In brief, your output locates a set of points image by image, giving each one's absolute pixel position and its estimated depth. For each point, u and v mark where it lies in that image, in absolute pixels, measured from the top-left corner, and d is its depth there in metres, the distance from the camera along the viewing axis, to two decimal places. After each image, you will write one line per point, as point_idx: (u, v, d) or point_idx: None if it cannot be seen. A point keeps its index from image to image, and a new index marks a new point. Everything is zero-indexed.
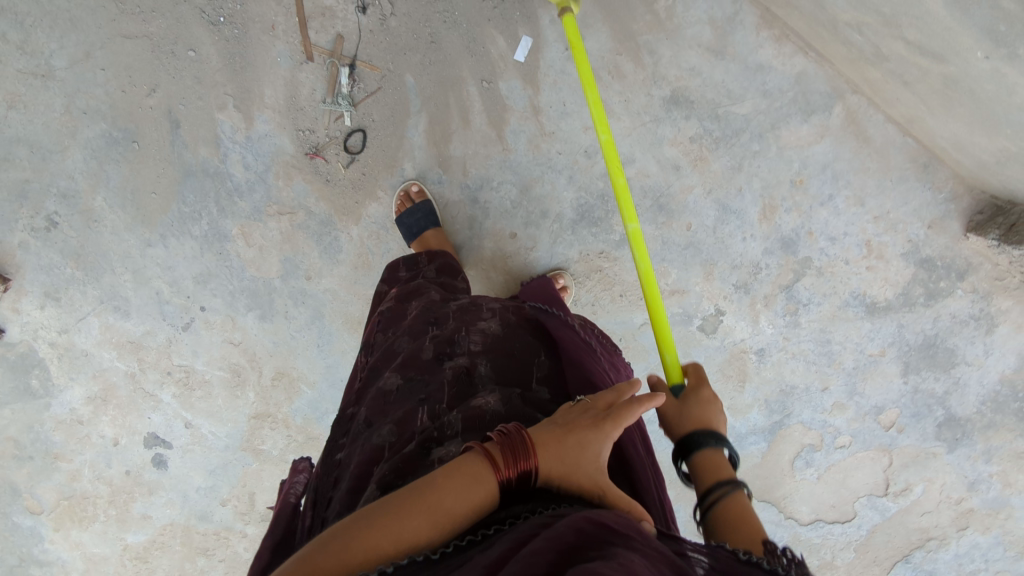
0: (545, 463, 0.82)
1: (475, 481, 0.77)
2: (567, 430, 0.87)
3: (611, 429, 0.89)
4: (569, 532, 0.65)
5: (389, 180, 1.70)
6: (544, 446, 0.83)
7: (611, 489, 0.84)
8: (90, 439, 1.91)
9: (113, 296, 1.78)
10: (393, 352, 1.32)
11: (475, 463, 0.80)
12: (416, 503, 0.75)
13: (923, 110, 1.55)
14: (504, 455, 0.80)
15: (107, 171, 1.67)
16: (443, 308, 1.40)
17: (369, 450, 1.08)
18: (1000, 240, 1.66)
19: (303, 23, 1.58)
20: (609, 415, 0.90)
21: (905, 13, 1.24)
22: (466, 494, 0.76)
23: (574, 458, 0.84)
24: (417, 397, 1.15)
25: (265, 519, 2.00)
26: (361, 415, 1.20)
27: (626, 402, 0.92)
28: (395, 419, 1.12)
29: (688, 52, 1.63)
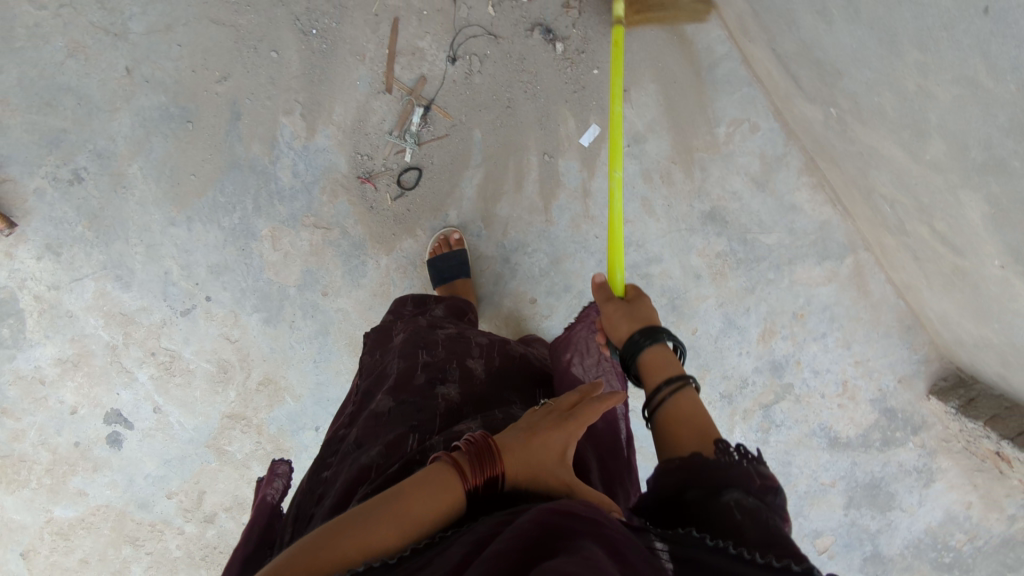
0: (510, 466, 0.84)
1: (445, 489, 0.79)
2: (529, 436, 0.89)
3: (573, 429, 0.94)
4: (532, 529, 0.65)
5: (431, 221, 1.74)
6: (509, 452, 0.85)
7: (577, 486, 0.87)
8: (46, 402, 1.81)
9: (118, 264, 1.72)
10: (384, 376, 1.27)
11: (444, 471, 0.82)
12: (386, 511, 0.76)
13: (923, 283, 1.70)
14: (471, 464, 0.82)
15: (151, 142, 1.64)
16: (432, 334, 1.37)
17: (357, 469, 1.02)
18: (957, 408, 1.83)
19: (392, 56, 1.63)
20: (572, 416, 0.95)
21: (941, 208, 1.38)
22: (436, 501, 0.78)
23: (538, 463, 0.86)
24: (408, 423, 1.10)
25: (207, 521, 1.93)
26: (350, 437, 1.14)
27: (587, 409, 0.98)
28: (384, 440, 1.07)
29: (734, 177, 1.75)
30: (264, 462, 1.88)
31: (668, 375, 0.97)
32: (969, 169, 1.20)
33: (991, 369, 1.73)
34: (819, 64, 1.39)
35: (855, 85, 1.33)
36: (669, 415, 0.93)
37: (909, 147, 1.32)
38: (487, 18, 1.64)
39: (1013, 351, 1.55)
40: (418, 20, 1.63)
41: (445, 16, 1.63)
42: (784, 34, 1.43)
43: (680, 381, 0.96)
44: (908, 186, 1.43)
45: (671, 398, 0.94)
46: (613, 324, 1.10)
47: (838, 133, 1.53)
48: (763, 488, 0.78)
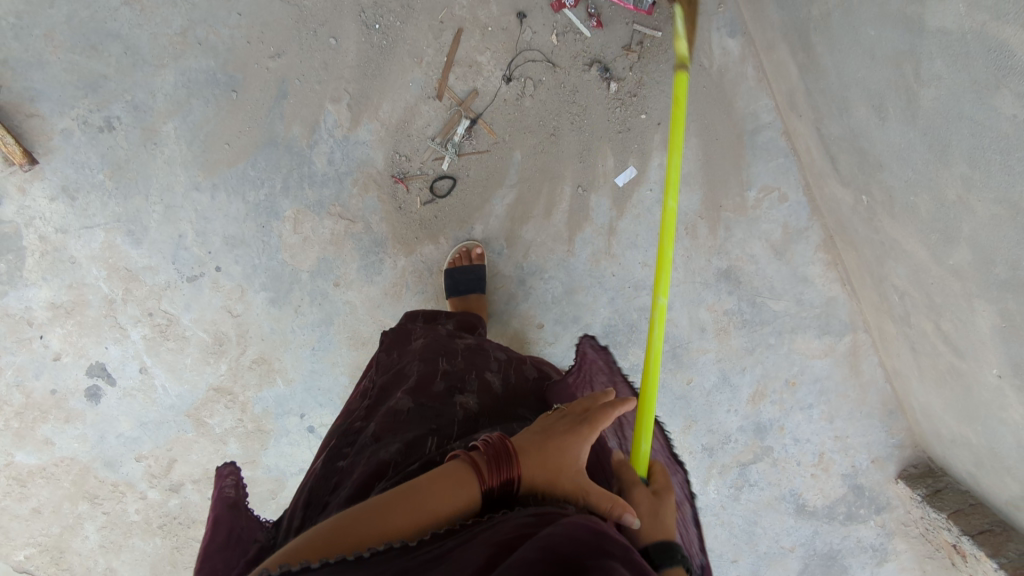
0: (526, 469, 0.80)
1: (459, 486, 0.76)
2: (545, 438, 0.84)
3: (587, 432, 0.87)
4: (563, 540, 0.63)
5: (456, 231, 1.74)
6: (526, 453, 0.81)
7: (592, 496, 0.82)
8: (30, 344, 1.76)
9: (133, 219, 1.69)
10: (402, 376, 1.19)
11: (460, 469, 0.78)
12: (401, 504, 0.73)
13: (914, 375, 1.72)
14: (487, 463, 0.78)
15: (192, 104, 1.65)
16: (452, 343, 1.31)
17: (373, 465, 0.94)
18: (923, 497, 1.83)
19: (449, 65, 1.66)
20: (586, 419, 0.88)
21: (951, 309, 1.40)
22: (449, 496, 0.75)
23: (553, 469, 0.81)
24: (428, 426, 1.02)
25: (172, 491, 1.88)
26: (367, 430, 1.06)
27: (602, 407, 0.89)
28: (404, 439, 0.99)
29: (755, 242, 1.78)
30: (243, 440, 1.85)
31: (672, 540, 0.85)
32: (990, 282, 1.24)
33: (964, 467, 1.70)
34: (862, 154, 1.43)
35: (893, 180, 1.37)
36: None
37: (934, 249, 1.35)
38: (549, 45, 1.66)
39: (990, 455, 1.55)
40: (482, 34, 1.65)
41: (507, 36, 1.66)
42: (832, 117, 1.47)
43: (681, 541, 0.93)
44: (922, 283, 1.46)
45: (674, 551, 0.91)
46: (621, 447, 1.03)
47: (864, 219, 1.56)
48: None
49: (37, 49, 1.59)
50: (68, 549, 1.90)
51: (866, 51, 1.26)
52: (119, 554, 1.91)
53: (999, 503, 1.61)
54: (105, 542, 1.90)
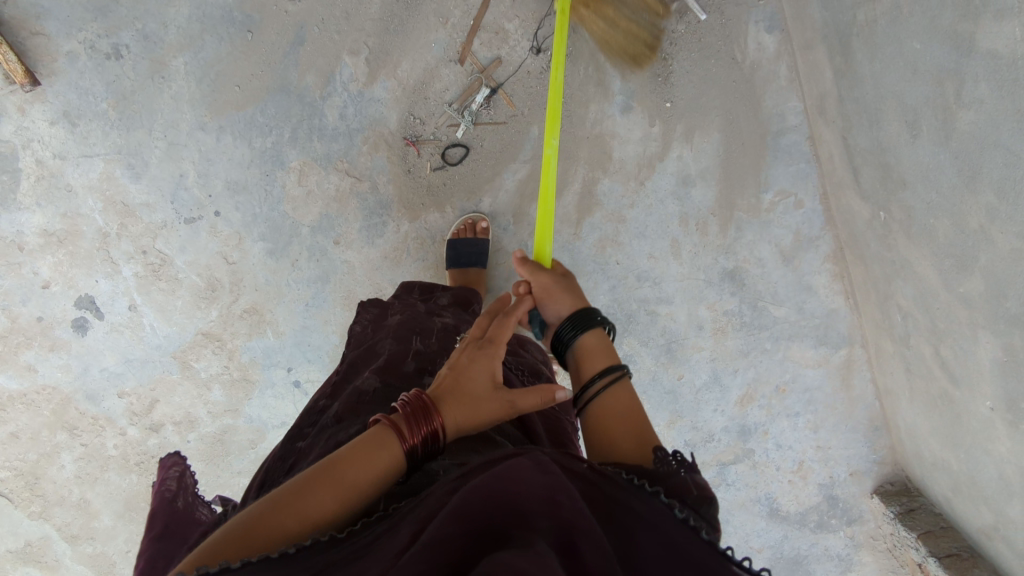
0: (448, 411, 0.79)
1: (377, 448, 0.73)
2: (454, 373, 0.85)
3: (494, 352, 0.88)
4: (480, 499, 0.60)
5: (463, 201, 1.71)
6: (443, 398, 0.80)
7: (521, 404, 0.83)
8: (19, 270, 1.72)
9: (134, 153, 1.65)
10: (373, 354, 1.15)
11: (378, 432, 0.75)
12: (320, 480, 0.70)
13: (904, 395, 1.69)
14: (406, 420, 0.76)
15: (204, 41, 1.59)
16: (428, 322, 1.26)
17: (332, 445, 0.91)
18: (896, 515, 1.81)
19: (475, 29, 1.59)
20: (488, 342, 0.89)
21: (953, 336, 1.37)
22: (370, 461, 0.72)
23: (474, 399, 0.81)
24: (392, 407, 0.99)
25: (152, 430, 1.87)
26: (331, 410, 1.03)
27: (498, 325, 0.92)
28: (365, 421, 0.95)
29: (764, 245, 1.75)
30: (227, 387, 1.83)
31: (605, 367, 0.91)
32: (999, 315, 1.21)
33: (940, 489, 1.68)
34: (886, 169, 1.39)
35: (914, 200, 1.34)
36: (603, 412, 0.87)
37: (945, 274, 1.32)
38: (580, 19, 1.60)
39: (968, 483, 1.52)
40: (513, 1, 1.59)
41: (538, 5, 1.59)
42: (861, 128, 1.43)
43: (616, 371, 0.89)
44: (928, 306, 1.42)
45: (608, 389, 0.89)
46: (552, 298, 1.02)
47: (878, 235, 1.52)
48: (701, 498, 0.71)
49: None
50: (43, 477, 1.89)
51: (908, 64, 1.22)
52: (93, 486, 1.91)
53: (968, 528, 1.58)
54: (80, 473, 1.90)
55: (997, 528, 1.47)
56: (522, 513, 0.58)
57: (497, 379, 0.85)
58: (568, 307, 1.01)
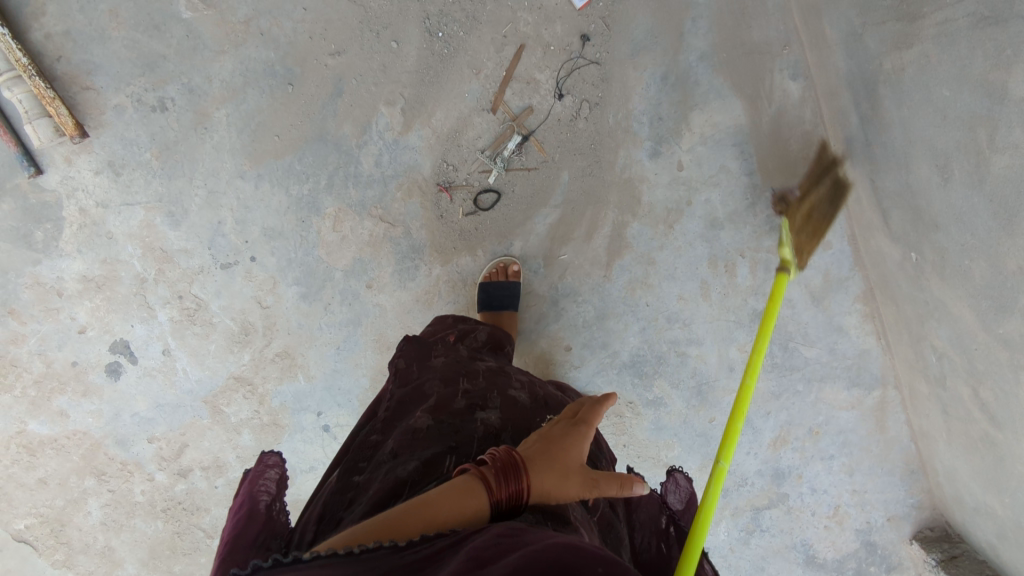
0: (539, 480, 0.75)
1: (467, 495, 0.70)
2: (548, 441, 0.83)
3: (587, 431, 0.86)
4: (564, 547, 0.59)
5: (494, 245, 1.73)
6: (535, 460, 0.77)
7: (603, 487, 0.81)
8: (57, 315, 1.75)
9: (175, 201, 1.69)
10: (420, 392, 1.15)
11: (467, 481, 0.72)
12: (409, 514, 0.68)
13: (941, 437, 1.67)
14: (496, 473, 0.73)
15: (246, 93, 1.65)
16: (473, 364, 1.26)
17: (391, 481, 0.90)
18: (938, 563, 1.74)
19: (507, 79, 1.65)
20: (582, 419, 0.88)
21: (994, 377, 1.36)
22: (458, 505, 0.69)
23: (562, 469, 0.78)
24: (446, 443, 0.98)
25: (181, 475, 1.86)
26: (385, 445, 1.02)
27: (591, 407, 0.90)
28: (422, 457, 0.95)
29: (794, 286, 1.76)
30: (257, 431, 1.83)
31: None
32: None
33: (983, 536, 1.63)
34: (917, 212, 1.40)
35: (948, 242, 1.35)
36: None
37: (983, 315, 1.32)
38: (608, 70, 1.66)
39: (1015, 529, 1.48)
40: (544, 52, 1.64)
41: (569, 56, 1.64)
42: (890, 172, 1.45)
43: None
44: (965, 347, 1.42)
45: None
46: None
47: (910, 276, 1.53)
48: None
49: (100, 23, 1.60)
50: (69, 523, 1.88)
51: (937, 110, 1.25)
52: (119, 533, 1.90)
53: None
54: (107, 519, 1.89)
55: None
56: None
57: (583, 456, 0.83)
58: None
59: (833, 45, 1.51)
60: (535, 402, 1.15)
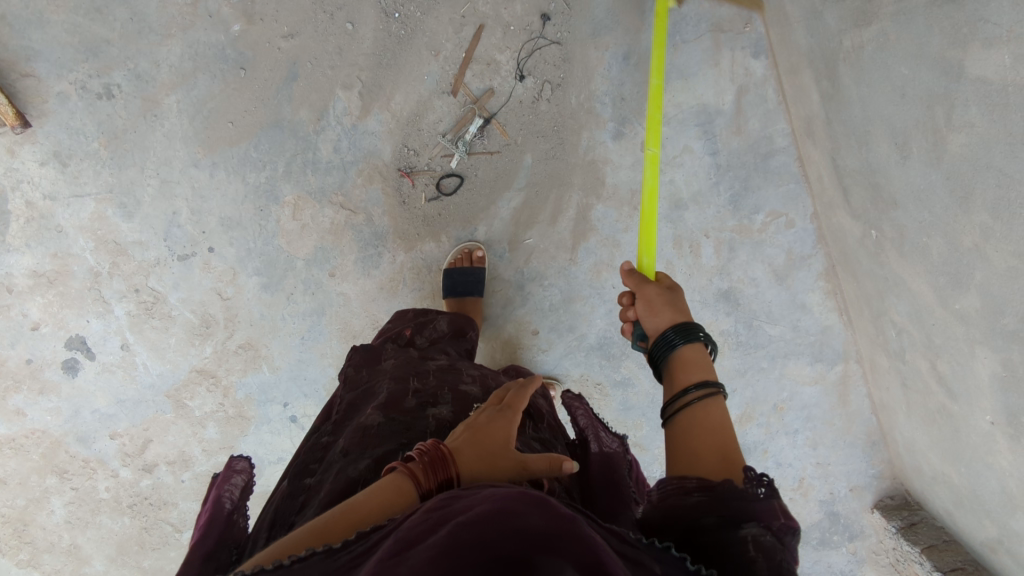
0: (468, 470, 0.73)
1: (394, 498, 0.69)
2: (473, 430, 0.80)
3: (512, 413, 0.83)
4: (490, 521, 0.56)
5: (458, 231, 1.71)
6: (462, 451, 0.75)
7: (534, 466, 0.77)
8: (8, 312, 1.69)
9: (126, 192, 1.63)
10: (371, 394, 1.13)
11: (393, 484, 0.71)
12: (337, 520, 0.68)
13: (901, 409, 1.70)
14: (423, 471, 0.72)
15: (197, 79, 1.59)
16: (425, 362, 1.25)
17: (342, 481, 0.89)
18: (898, 530, 1.80)
19: (467, 61, 1.60)
20: (507, 403, 0.85)
21: (949, 350, 1.39)
22: (386, 509, 0.68)
23: (489, 456, 0.75)
24: (397, 440, 0.97)
25: (147, 470, 1.84)
26: (336, 447, 1.00)
27: (515, 392, 0.88)
28: (373, 455, 0.93)
29: (757, 264, 1.77)
30: (222, 424, 1.82)
31: (703, 379, 0.92)
32: (996, 330, 1.23)
33: (940, 503, 1.68)
34: (877, 189, 1.42)
35: (906, 220, 1.37)
36: (696, 418, 0.88)
37: (940, 291, 1.35)
38: (569, 50, 1.60)
39: (970, 497, 1.52)
40: (504, 33, 1.59)
41: (530, 37, 1.59)
42: (850, 150, 1.47)
43: (713, 388, 0.90)
44: (923, 321, 1.45)
45: (701, 400, 0.89)
46: (653, 309, 1.07)
47: (870, 253, 1.55)
48: (784, 527, 0.72)
49: (38, 6, 1.52)
50: (32, 523, 1.85)
51: (896, 88, 1.24)
52: (84, 531, 1.87)
53: (972, 541, 1.58)
54: (71, 517, 1.86)
55: (1001, 541, 1.44)
56: (533, 540, 0.55)
57: (512, 436, 0.79)
58: (669, 320, 1.04)
59: (794, 23, 1.48)
60: (490, 394, 1.14)
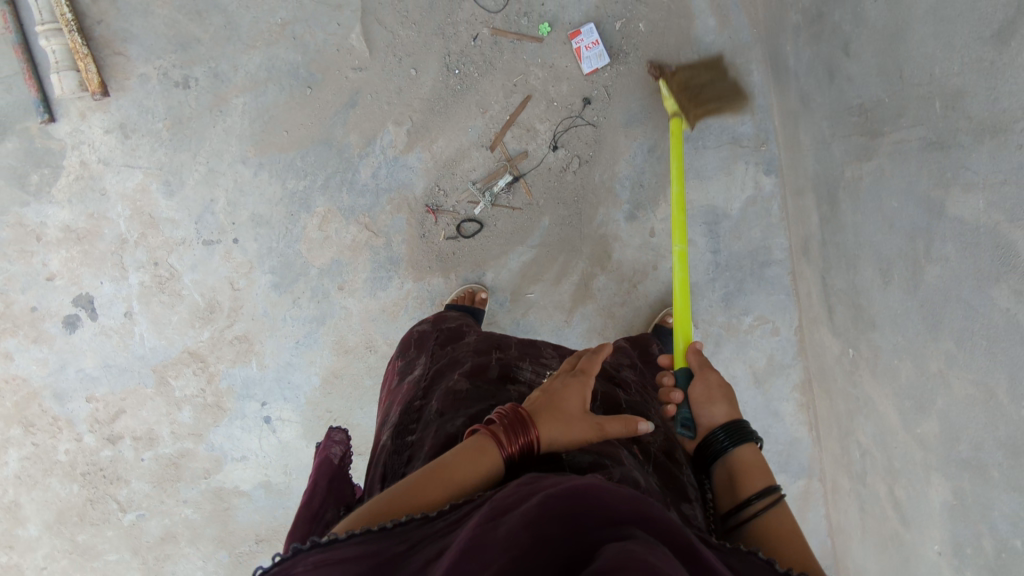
0: (547, 433, 0.86)
1: (480, 453, 0.81)
2: (549, 396, 0.92)
3: (584, 381, 0.96)
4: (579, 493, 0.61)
5: (467, 272, 1.81)
6: (539, 419, 0.87)
7: (609, 428, 0.91)
8: (30, 258, 1.77)
9: (174, 172, 1.76)
10: (456, 361, 1.23)
11: (477, 442, 0.82)
12: (429, 477, 0.78)
13: (857, 534, 1.72)
14: (505, 430, 0.84)
15: (267, 87, 1.73)
16: (504, 338, 1.33)
17: (442, 436, 1.00)
18: None
19: (509, 123, 1.74)
20: (580, 372, 0.98)
21: (906, 475, 1.45)
22: (474, 466, 0.79)
23: (566, 421, 0.88)
24: (487, 402, 1.06)
25: (111, 441, 1.87)
26: (429, 407, 1.11)
27: (586, 359, 1.00)
28: (467, 413, 1.03)
29: (738, 364, 1.89)
30: (198, 409, 1.87)
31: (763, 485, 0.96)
32: (950, 458, 1.30)
33: None
34: (857, 310, 1.53)
35: (883, 342, 1.46)
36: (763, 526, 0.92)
37: (905, 415, 1.42)
38: (603, 133, 1.74)
39: None
40: (547, 106, 1.73)
41: (569, 114, 1.73)
42: (840, 272, 1.59)
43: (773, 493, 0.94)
44: (886, 444, 1.51)
45: (764, 511, 0.93)
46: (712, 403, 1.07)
47: (846, 371, 1.64)
48: None
49: None
50: None
51: (887, 219, 1.36)
52: (30, 490, 1.89)
53: None
54: (22, 474, 1.88)
55: None
56: (624, 518, 0.59)
57: (586, 405, 0.92)
58: (724, 414, 1.05)
59: (805, 150, 1.62)
60: None
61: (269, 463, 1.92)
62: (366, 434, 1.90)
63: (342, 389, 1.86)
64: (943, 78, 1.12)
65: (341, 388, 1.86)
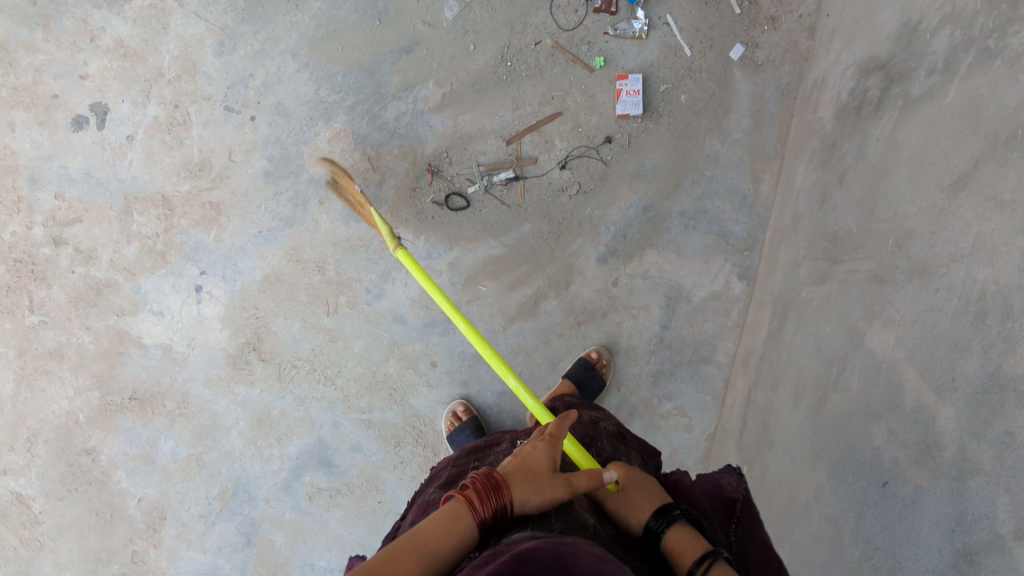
0: (516, 491, 0.73)
1: (453, 520, 0.68)
2: (517, 457, 0.80)
3: (552, 439, 0.84)
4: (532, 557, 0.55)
5: (436, 241, 1.87)
6: (509, 478, 0.74)
7: (577, 482, 0.79)
8: (75, 52, 1.90)
9: (232, 38, 1.88)
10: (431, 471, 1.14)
11: (448, 508, 0.70)
12: (402, 550, 0.65)
13: None
14: (477, 495, 0.71)
15: (343, 4, 1.87)
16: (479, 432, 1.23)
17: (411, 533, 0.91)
18: None
19: (533, 127, 1.83)
20: (547, 432, 0.86)
21: None
22: (447, 533, 0.67)
23: (535, 479, 0.75)
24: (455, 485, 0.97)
25: (56, 241, 1.93)
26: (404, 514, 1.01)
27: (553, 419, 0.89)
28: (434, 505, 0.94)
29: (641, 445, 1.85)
30: (144, 249, 1.92)
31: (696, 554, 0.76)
32: None
33: None
34: (764, 427, 1.52)
35: (771, 463, 1.45)
36: None
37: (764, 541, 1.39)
38: (609, 174, 1.82)
39: None
40: (572, 128, 1.83)
41: (588, 143, 1.82)
42: (764, 388, 1.58)
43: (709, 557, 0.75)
44: None
45: None
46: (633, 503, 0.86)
47: None
48: None
49: None
50: None
51: (818, 343, 1.37)
52: None
53: None
54: None
55: None
56: None
57: (554, 462, 0.80)
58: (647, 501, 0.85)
59: (779, 267, 1.65)
60: None
61: (180, 330, 1.94)
62: (277, 344, 1.91)
63: (276, 293, 1.90)
64: (902, 217, 1.16)
65: (277, 291, 1.90)
